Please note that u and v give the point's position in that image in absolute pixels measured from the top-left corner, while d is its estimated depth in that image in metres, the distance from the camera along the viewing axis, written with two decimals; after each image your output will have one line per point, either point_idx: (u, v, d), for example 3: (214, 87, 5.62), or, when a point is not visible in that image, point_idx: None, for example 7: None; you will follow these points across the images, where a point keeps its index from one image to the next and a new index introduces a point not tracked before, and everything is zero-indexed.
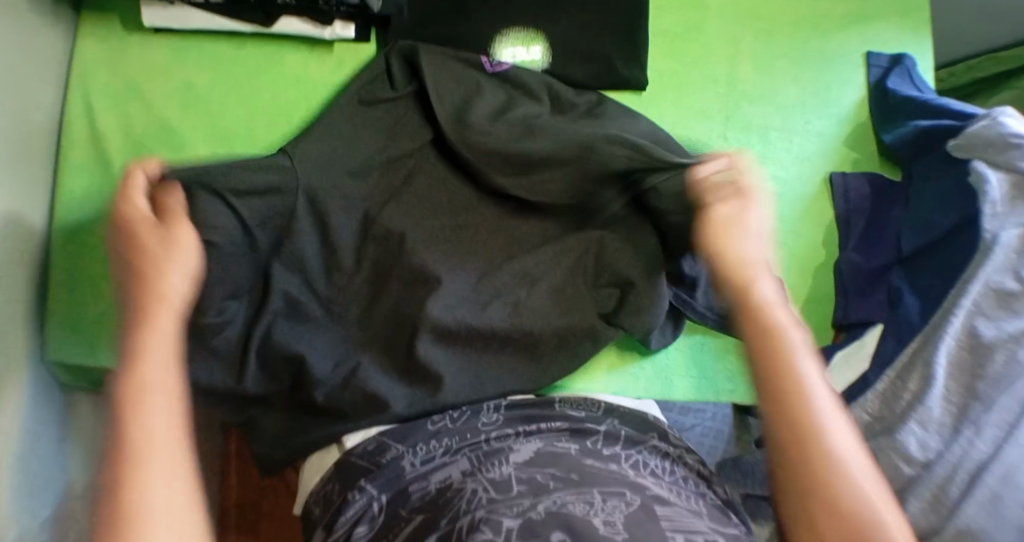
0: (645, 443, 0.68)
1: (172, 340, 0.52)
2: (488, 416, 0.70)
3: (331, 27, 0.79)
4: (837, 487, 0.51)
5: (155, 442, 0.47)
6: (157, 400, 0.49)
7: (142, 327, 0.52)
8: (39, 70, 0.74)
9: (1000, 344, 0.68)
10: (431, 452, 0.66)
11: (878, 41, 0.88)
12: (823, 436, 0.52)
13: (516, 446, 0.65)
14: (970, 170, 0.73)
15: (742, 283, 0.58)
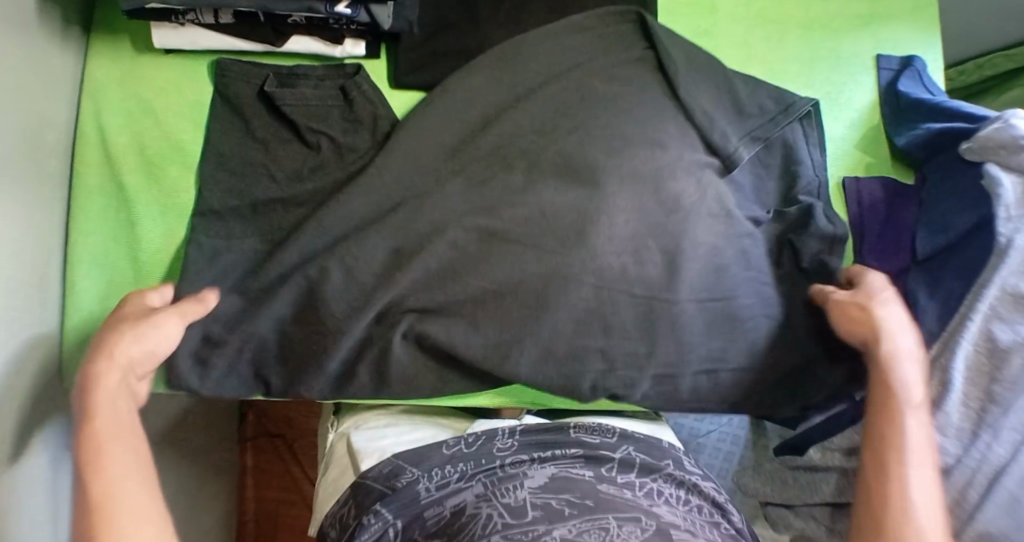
0: (660, 472, 0.68)
1: (116, 400, 0.61)
2: (503, 441, 0.71)
3: (341, 44, 0.79)
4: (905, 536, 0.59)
5: (126, 498, 0.57)
6: (128, 459, 0.59)
7: (89, 388, 0.61)
8: (51, 94, 0.74)
9: (1017, 347, 0.67)
10: (446, 478, 0.67)
11: (889, 43, 0.88)
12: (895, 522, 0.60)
13: (532, 472, 0.65)
14: (984, 174, 0.73)
15: (883, 389, 0.66)
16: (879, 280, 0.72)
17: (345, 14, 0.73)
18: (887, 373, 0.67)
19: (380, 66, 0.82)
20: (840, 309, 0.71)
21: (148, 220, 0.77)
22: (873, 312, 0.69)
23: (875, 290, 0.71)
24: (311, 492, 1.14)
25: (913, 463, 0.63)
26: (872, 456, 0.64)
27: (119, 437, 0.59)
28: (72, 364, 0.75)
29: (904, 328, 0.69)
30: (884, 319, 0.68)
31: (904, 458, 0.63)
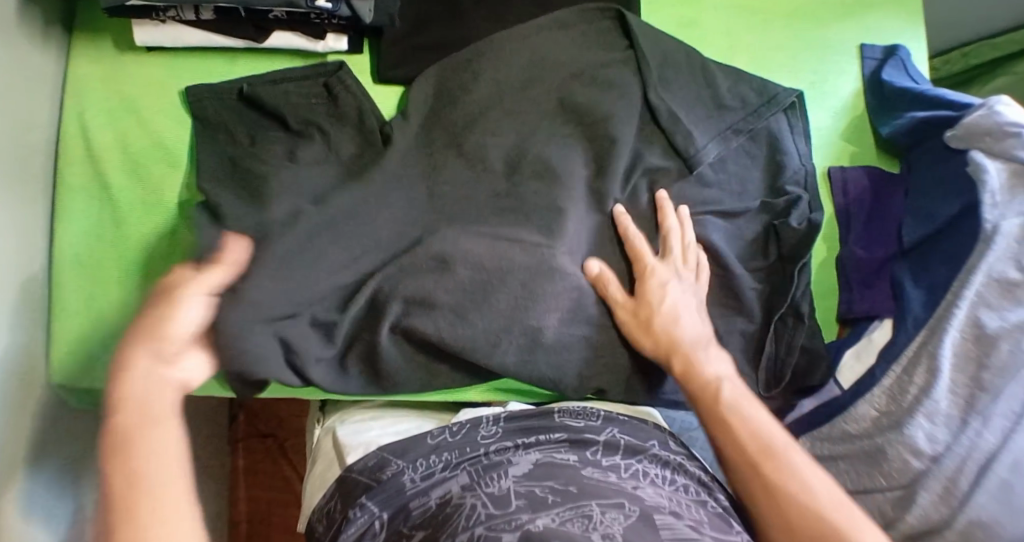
0: (645, 453, 0.68)
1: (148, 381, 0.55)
2: (488, 429, 0.71)
3: (323, 39, 0.78)
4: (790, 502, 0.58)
5: (165, 487, 0.49)
6: (153, 435, 0.51)
7: (121, 376, 0.54)
8: (33, 93, 0.74)
9: (1004, 334, 0.67)
10: (430, 467, 0.67)
11: (873, 32, 0.88)
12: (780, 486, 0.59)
13: (516, 459, 0.65)
14: (969, 161, 0.73)
15: (681, 362, 0.69)
16: (658, 277, 0.73)
17: (325, 9, 0.73)
18: (695, 391, 0.67)
19: (362, 61, 0.82)
20: (636, 333, 0.72)
21: (132, 218, 0.76)
22: (650, 304, 0.72)
23: (672, 251, 0.74)
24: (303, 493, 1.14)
25: (768, 452, 0.61)
26: (733, 474, 0.62)
27: (155, 421, 0.52)
28: (59, 366, 0.75)
29: (683, 291, 0.73)
30: (669, 333, 0.71)
31: (772, 453, 0.61)
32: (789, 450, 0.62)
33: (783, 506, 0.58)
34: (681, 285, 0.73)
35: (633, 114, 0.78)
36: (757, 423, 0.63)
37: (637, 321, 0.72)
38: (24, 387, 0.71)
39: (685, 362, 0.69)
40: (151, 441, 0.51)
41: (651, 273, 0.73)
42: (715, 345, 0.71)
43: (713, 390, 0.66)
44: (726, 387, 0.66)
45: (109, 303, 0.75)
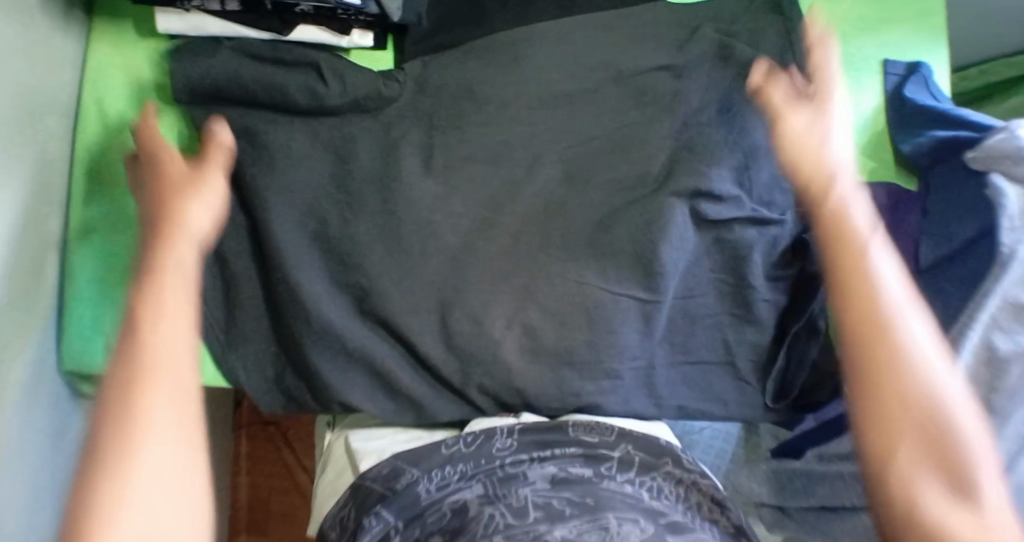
0: (659, 470, 0.69)
1: (182, 313, 0.54)
2: (502, 440, 0.70)
3: (348, 34, 0.77)
4: (891, 341, 0.52)
5: (159, 406, 0.49)
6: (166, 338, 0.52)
7: (158, 272, 0.56)
8: (53, 76, 0.73)
9: (1017, 359, 0.68)
10: (445, 479, 0.67)
11: (896, 48, 0.87)
12: (890, 337, 0.52)
13: (531, 474, 0.65)
14: (987, 185, 0.73)
15: (830, 200, 0.61)
16: (801, 118, 0.69)
17: (353, 5, 0.73)
18: (832, 226, 0.59)
19: (386, 58, 0.82)
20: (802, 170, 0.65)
21: None
22: (790, 126, 0.68)
23: (820, 93, 0.71)
24: (305, 481, 1.15)
25: (895, 303, 0.54)
26: (843, 332, 0.54)
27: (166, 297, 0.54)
28: (72, 351, 0.74)
29: (830, 126, 0.68)
30: (821, 159, 0.65)
31: (898, 299, 0.54)
32: (915, 306, 0.54)
33: (883, 349, 0.52)
34: (834, 122, 0.69)
35: (658, 130, 0.78)
36: (890, 267, 0.55)
37: (798, 140, 0.67)
38: (36, 369, 0.71)
39: (839, 200, 0.60)
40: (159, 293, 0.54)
41: (817, 150, 0.66)
42: (866, 190, 0.63)
43: (852, 222, 0.58)
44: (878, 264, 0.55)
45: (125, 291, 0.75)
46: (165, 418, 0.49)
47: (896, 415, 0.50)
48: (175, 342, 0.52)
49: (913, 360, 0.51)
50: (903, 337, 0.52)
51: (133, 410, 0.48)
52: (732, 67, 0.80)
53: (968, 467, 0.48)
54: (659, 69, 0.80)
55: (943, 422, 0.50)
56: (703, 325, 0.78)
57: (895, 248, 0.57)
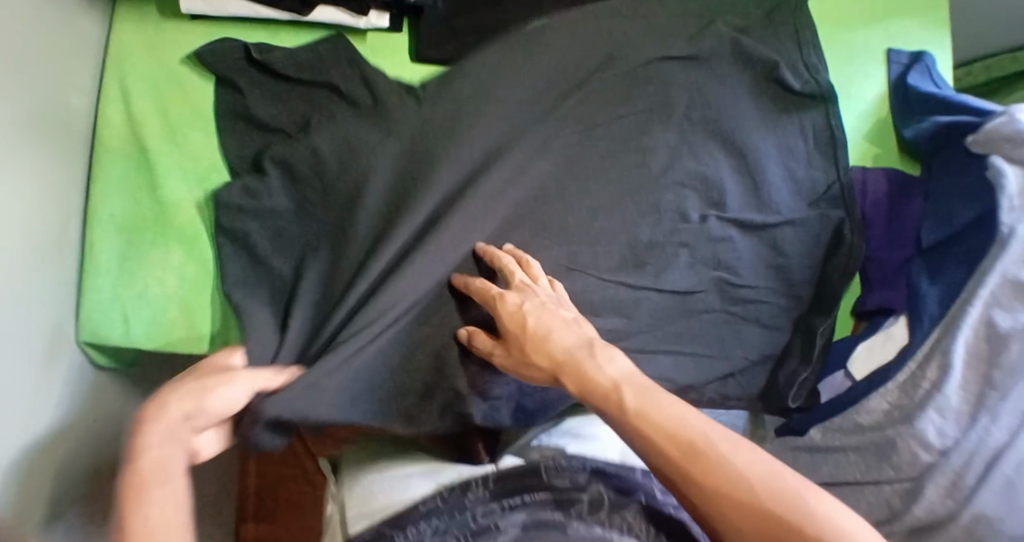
0: (629, 507, 0.67)
1: (168, 439, 0.57)
2: (476, 491, 0.70)
3: (366, 16, 0.79)
4: (737, 500, 0.50)
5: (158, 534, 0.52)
6: (154, 490, 0.54)
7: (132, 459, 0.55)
8: (76, 52, 0.75)
9: (1016, 334, 0.68)
10: (420, 534, 0.66)
11: (898, 38, 0.89)
12: (717, 479, 0.51)
13: (502, 525, 0.65)
14: (989, 166, 0.75)
15: (570, 377, 0.59)
16: (508, 299, 0.65)
17: None
18: (596, 406, 0.57)
19: (402, 40, 0.83)
20: (518, 367, 0.64)
21: (170, 182, 0.78)
22: (509, 324, 0.63)
23: (513, 279, 0.68)
24: (312, 468, 1.16)
25: (697, 444, 0.52)
26: (668, 482, 0.54)
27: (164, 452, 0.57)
28: (89, 323, 0.75)
29: (546, 307, 0.64)
30: (546, 354, 0.61)
31: (700, 458, 0.52)
32: (719, 438, 0.53)
33: (722, 506, 0.51)
34: (538, 301, 0.65)
35: (662, 121, 0.79)
36: (676, 419, 0.54)
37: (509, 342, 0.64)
38: (51, 350, 0.71)
39: (574, 381, 0.59)
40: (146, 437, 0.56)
41: (500, 294, 0.66)
42: (612, 346, 0.60)
43: (612, 394, 0.56)
44: (624, 388, 0.56)
45: (144, 266, 0.77)
46: (170, 510, 0.54)
47: None
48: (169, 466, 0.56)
49: (751, 506, 0.50)
50: (734, 478, 0.51)
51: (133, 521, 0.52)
52: (744, 65, 0.82)
53: None
54: (672, 60, 0.80)
55: None
56: (702, 320, 0.78)
57: (662, 387, 0.57)
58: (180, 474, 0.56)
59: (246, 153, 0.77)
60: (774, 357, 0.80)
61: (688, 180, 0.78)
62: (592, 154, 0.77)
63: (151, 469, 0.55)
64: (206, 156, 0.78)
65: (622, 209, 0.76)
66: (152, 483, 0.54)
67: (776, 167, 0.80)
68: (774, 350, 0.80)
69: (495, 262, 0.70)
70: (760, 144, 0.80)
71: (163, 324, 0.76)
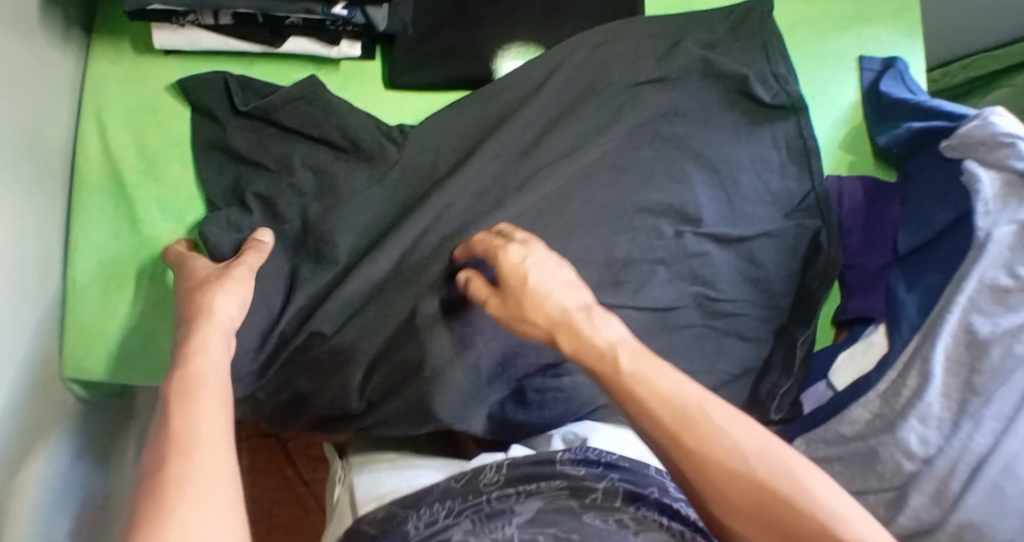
0: (645, 498, 0.62)
1: (221, 414, 0.50)
2: (490, 476, 0.67)
3: (338, 45, 0.80)
4: (725, 464, 0.50)
5: (204, 479, 0.43)
6: (206, 444, 0.46)
7: (179, 411, 0.48)
8: (52, 91, 0.76)
9: (996, 339, 0.68)
10: (433, 516, 0.63)
11: (870, 43, 0.89)
12: (706, 445, 0.51)
13: (519, 508, 0.61)
14: (963, 170, 0.75)
15: (568, 340, 0.60)
16: (514, 254, 0.64)
17: (341, 16, 0.74)
18: (591, 370, 0.58)
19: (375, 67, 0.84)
20: (517, 323, 0.63)
21: (150, 216, 0.78)
22: (513, 279, 0.63)
23: (517, 235, 0.67)
24: (305, 492, 1.16)
25: (688, 410, 0.52)
26: (656, 449, 0.53)
27: (208, 387, 0.51)
28: (74, 360, 0.76)
29: (550, 266, 0.64)
30: (545, 316, 0.61)
31: (691, 423, 0.52)
32: (705, 404, 0.53)
33: (708, 472, 0.50)
34: (544, 260, 0.64)
35: (636, 138, 0.80)
36: (667, 388, 0.54)
37: (508, 301, 0.63)
38: (33, 387, 0.71)
39: (568, 344, 0.59)
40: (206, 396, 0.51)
41: (503, 246, 0.65)
42: (605, 312, 0.62)
43: (609, 358, 0.57)
44: (621, 352, 0.57)
45: (126, 300, 0.77)
46: (212, 463, 0.44)
47: None
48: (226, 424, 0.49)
49: (739, 474, 0.50)
50: (724, 444, 0.51)
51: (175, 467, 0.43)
52: (716, 80, 0.82)
53: None
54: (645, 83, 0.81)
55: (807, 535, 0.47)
56: (682, 335, 0.78)
57: (657, 357, 0.57)
58: (224, 440, 0.47)
59: (220, 183, 0.77)
60: (756, 369, 0.81)
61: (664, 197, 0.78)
62: (566, 172, 0.77)
63: (202, 414, 0.48)
64: (183, 190, 0.79)
65: (599, 227, 0.77)
66: (208, 439, 0.46)
67: (752, 178, 0.81)
68: (755, 363, 0.81)
69: (496, 230, 0.69)
70: (735, 157, 0.81)
71: (147, 357, 0.77)
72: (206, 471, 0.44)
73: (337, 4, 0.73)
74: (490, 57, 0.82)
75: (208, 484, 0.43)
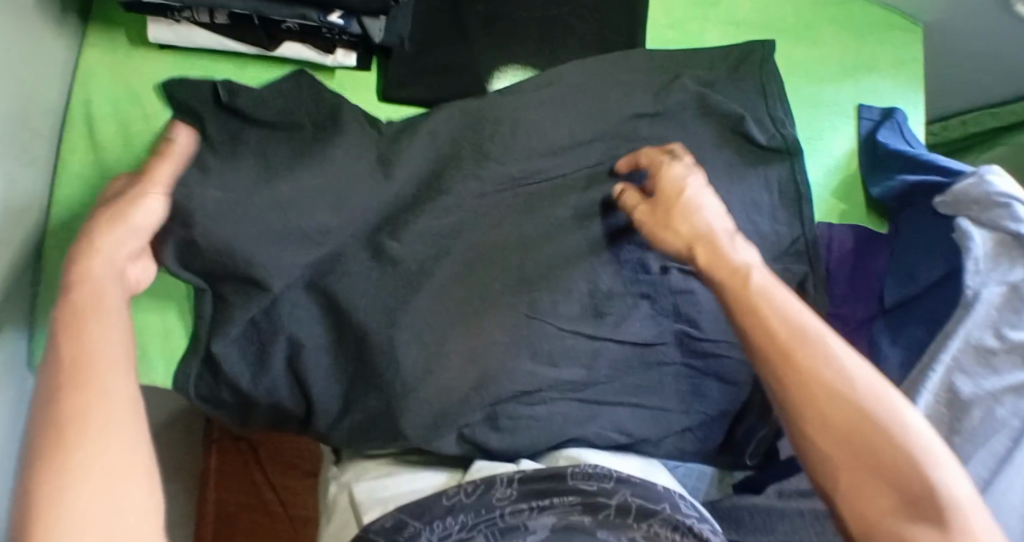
0: (657, 516, 0.60)
1: (115, 336, 0.52)
2: (502, 490, 0.64)
3: (332, 54, 0.79)
4: (829, 390, 0.54)
5: (100, 431, 0.47)
6: (98, 390, 0.48)
7: (68, 341, 0.51)
8: (44, 75, 0.74)
9: (978, 400, 0.67)
10: (447, 530, 0.61)
11: (870, 93, 0.89)
12: (815, 368, 0.55)
13: (531, 525, 0.60)
14: (956, 227, 0.74)
15: (704, 252, 0.65)
16: (678, 173, 0.71)
17: (337, 24, 0.74)
18: (719, 281, 0.63)
19: (369, 78, 0.83)
20: (656, 233, 0.69)
21: None
22: (683, 200, 0.69)
23: (671, 167, 0.72)
24: (271, 498, 1.14)
25: (807, 333, 0.57)
26: (760, 365, 0.57)
27: (96, 313, 0.53)
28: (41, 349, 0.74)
29: (713, 201, 0.69)
30: (693, 230, 0.67)
31: (806, 345, 0.56)
32: (823, 336, 0.57)
33: (812, 393, 0.54)
34: (714, 196, 0.70)
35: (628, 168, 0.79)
36: (792, 311, 0.58)
37: (656, 214, 0.70)
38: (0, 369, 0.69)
39: (707, 255, 0.65)
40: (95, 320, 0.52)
41: (670, 163, 0.72)
42: (744, 241, 0.67)
43: (741, 275, 0.62)
44: (754, 272, 0.62)
45: None
46: (110, 414, 0.48)
47: (899, 479, 0.50)
48: (120, 352, 0.52)
49: (838, 399, 0.54)
50: (829, 371, 0.55)
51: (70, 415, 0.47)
52: (710, 119, 0.81)
53: (940, 503, 0.49)
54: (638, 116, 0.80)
55: (891, 458, 0.51)
56: (659, 372, 0.78)
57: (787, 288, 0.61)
58: (125, 374, 0.51)
59: None
60: (732, 412, 0.80)
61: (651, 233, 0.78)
62: (554, 199, 0.77)
63: (93, 348, 0.51)
64: None
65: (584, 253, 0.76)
66: (101, 372, 0.50)
67: (742, 221, 0.79)
68: (733, 405, 0.80)
69: (641, 154, 0.75)
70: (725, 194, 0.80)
71: None
72: (109, 425, 0.48)
73: (333, 13, 0.73)
74: (486, 76, 0.82)
75: (105, 434, 0.47)
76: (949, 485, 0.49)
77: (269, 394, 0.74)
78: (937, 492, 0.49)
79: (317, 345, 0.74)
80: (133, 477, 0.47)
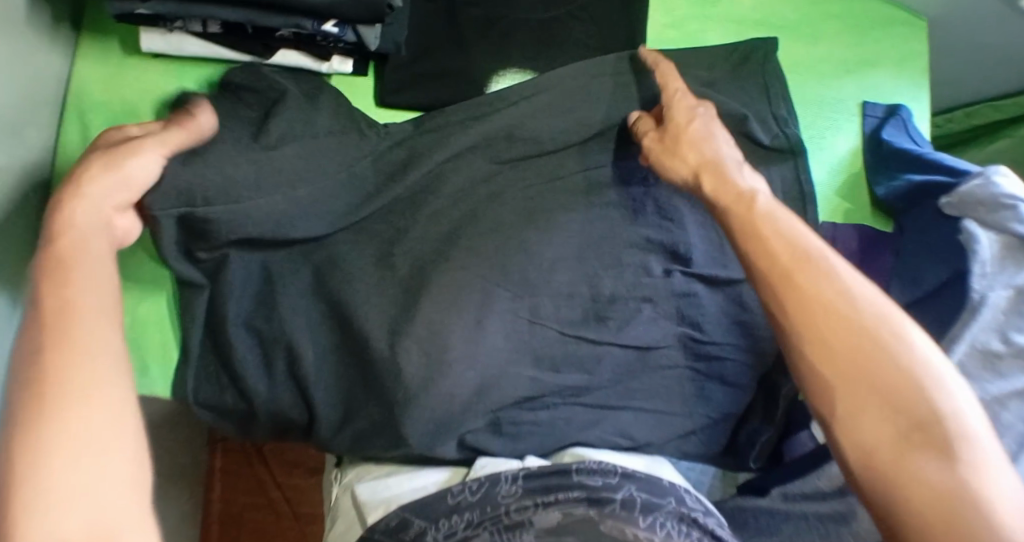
0: (661, 509, 0.59)
1: (101, 281, 0.52)
2: (507, 487, 0.64)
3: (328, 61, 0.78)
4: (830, 310, 0.54)
5: (87, 368, 0.47)
6: (83, 332, 0.48)
7: (52, 289, 0.50)
8: (39, 89, 0.74)
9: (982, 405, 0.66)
10: (453, 528, 0.60)
11: (873, 90, 0.88)
12: (816, 287, 0.55)
13: (536, 520, 0.57)
14: (962, 229, 0.73)
15: (711, 178, 0.66)
16: (687, 103, 0.73)
17: (331, 32, 0.73)
18: (726, 206, 0.63)
19: (367, 83, 0.82)
20: (663, 158, 0.71)
21: None
22: (691, 128, 0.71)
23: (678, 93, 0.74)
24: (277, 496, 1.15)
25: (809, 254, 0.56)
26: (761, 285, 0.57)
27: (79, 261, 0.52)
28: None
29: (721, 130, 0.71)
30: (699, 156, 0.69)
31: (808, 266, 0.56)
32: (827, 255, 0.57)
33: (812, 314, 0.54)
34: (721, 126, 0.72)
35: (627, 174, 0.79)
36: (795, 233, 0.58)
37: (664, 142, 0.71)
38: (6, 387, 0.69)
39: (714, 184, 0.65)
40: (78, 270, 0.52)
41: (681, 91, 0.74)
42: (750, 169, 0.68)
43: (747, 198, 0.62)
44: (759, 195, 0.62)
45: None
46: (100, 354, 0.48)
47: (906, 400, 0.50)
48: (106, 294, 0.51)
49: (841, 318, 0.53)
50: (831, 289, 0.54)
51: (57, 358, 0.46)
52: None
53: (939, 424, 0.49)
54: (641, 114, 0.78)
55: (892, 382, 0.51)
56: (663, 376, 0.77)
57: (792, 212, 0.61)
58: (114, 318, 0.50)
59: None
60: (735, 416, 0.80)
61: (654, 235, 0.78)
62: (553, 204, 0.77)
63: (78, 294, 0.50)
64: None
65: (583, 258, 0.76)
66: (85, 315, 0.49)
67: None
68: (737, 408, 0.79)
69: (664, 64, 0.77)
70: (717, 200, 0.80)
71: None
72: (97, 367, 0.47)
73: (327, 21, 0.72)
74: (485, 77, 0.81)
75: (94, 376, 0.46)
76: (947, 403, 0.49)
77: (270, 404, 0.74)
78: (943, 419, 0.49)
79: (313, 355, 0.73)
80: (122, 413, 0.46)
